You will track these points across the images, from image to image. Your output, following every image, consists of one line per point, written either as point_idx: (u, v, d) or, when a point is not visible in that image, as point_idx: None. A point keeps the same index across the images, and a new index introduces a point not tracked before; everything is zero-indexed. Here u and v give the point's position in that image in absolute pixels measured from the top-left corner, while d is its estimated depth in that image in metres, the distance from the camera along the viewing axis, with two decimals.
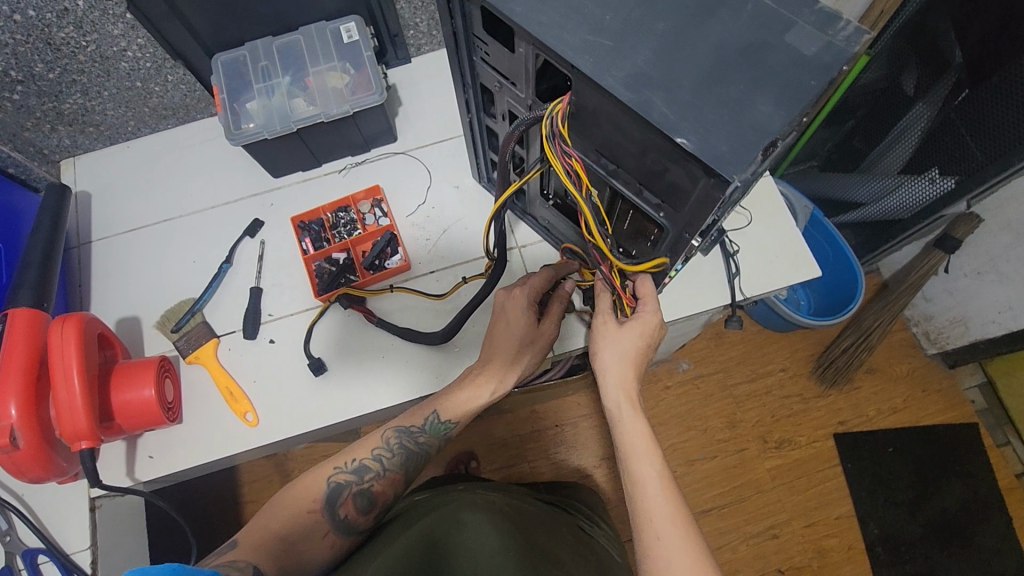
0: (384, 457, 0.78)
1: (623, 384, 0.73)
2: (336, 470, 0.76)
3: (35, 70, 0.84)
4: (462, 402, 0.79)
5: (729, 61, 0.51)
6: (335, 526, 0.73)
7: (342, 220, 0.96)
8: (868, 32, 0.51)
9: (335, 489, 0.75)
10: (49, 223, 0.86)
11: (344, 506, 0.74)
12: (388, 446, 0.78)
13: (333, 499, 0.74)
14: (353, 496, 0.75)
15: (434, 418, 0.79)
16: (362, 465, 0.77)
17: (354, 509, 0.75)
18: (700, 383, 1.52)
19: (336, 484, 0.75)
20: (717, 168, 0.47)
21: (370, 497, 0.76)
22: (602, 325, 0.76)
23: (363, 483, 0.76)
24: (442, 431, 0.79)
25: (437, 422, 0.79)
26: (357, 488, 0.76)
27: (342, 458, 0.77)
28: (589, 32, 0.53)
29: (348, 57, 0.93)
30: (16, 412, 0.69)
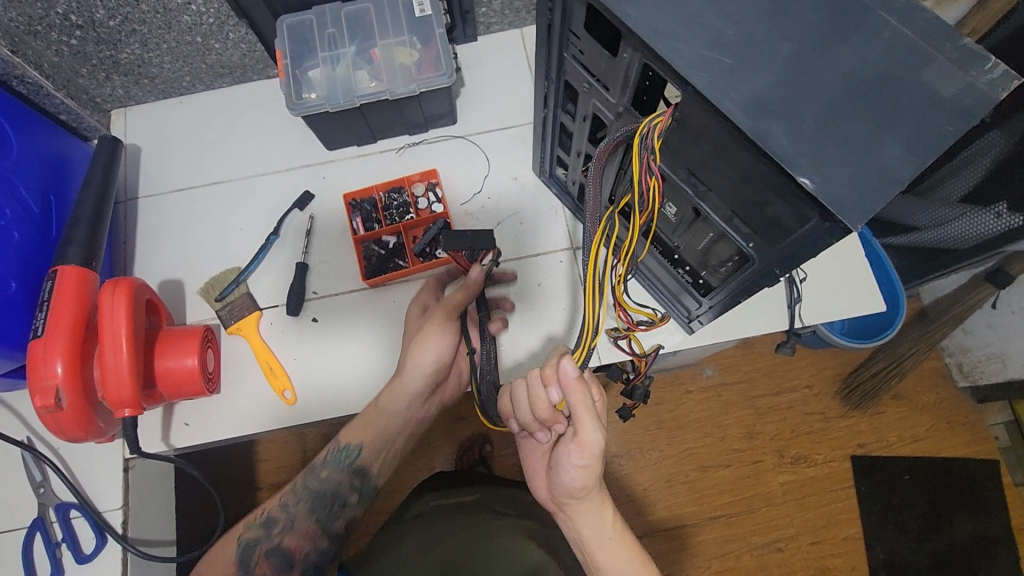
0: (290, 505, 0.82)
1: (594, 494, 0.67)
2: (241, 532, 0.80)
3: (96, 16, 0.82)
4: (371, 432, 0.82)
5: (861, 94, 0.46)
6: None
7: (395, 202, 0.93)
8: (1019, 77, 0.45)
9: (245, 551, 0.78)
10: (101, 177, 0.85)
11: (257, 566, 0.78)
12: (296, 493, 0.82)
13: (245, 561, 0.78)
14: (267, 556, 0.78)
15: (336, 448, 0.83)
16: (269, 519, 0.80)
17: (268, 569, 0.78)
18: (722, 392, 1.38)
19: (246, 545, 0.79)
20: (839, 215, 0.43)
21: (286, 555, 0.79)
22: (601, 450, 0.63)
23: (272, 538, 0.79)
24: (348, 458, 0.83)
25: (339, 451, 0.83)
26: (268, 546, 0.79)
27: (250, 517, 0.81)
28: (707, 46, 0.48)
29: (418, 32, 0.89)
30: (61, 370, 0.68)
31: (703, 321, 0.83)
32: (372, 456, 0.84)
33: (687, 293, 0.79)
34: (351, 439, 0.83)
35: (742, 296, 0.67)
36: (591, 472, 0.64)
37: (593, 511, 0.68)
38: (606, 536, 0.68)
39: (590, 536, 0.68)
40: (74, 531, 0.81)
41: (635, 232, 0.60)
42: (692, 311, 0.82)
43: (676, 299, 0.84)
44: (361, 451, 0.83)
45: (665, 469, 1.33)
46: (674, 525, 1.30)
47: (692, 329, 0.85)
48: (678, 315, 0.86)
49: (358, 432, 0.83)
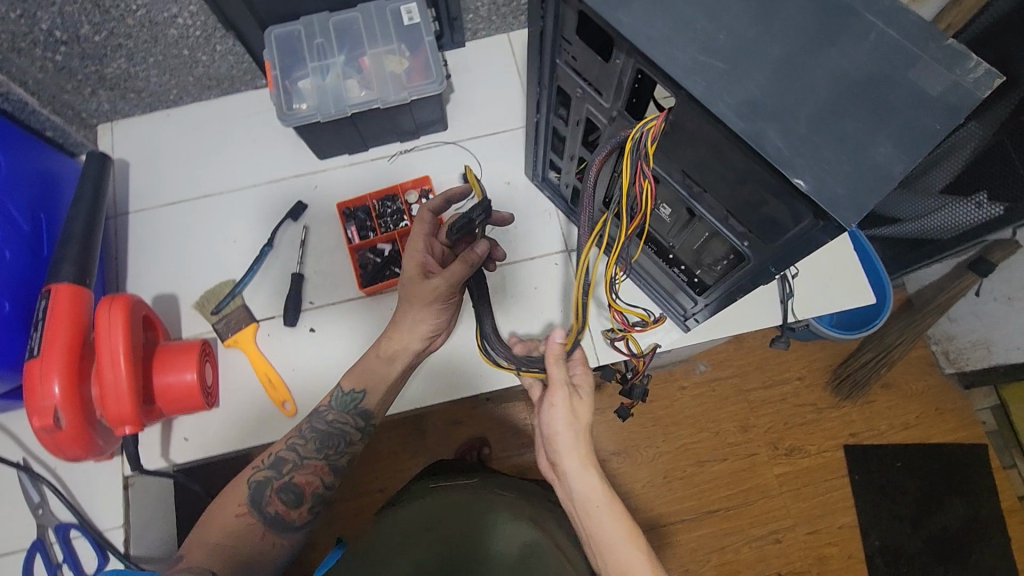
0: (298, 445, 0.75)
1: (569, 450, 0.66)
2: (251, 471, 0.74)
3: (81, 32, 0.81)
4: (366, 373, 0.77)
5: (851, 94, 0.47)
6: (266, 525, 0.72)
7: (389, 210, 0.92)
8: (1000, 75, 0.47)
9: (256, 490, 0.73)
10: (91, 194, 0.84)
11: (270, 505, 0.72)
12: (303, 433, 0.76)
13: (257, 499, 0.72)
14: (279, 492, 0.73)
15: (338, 391, 0.77)
16: (278, 460, 0.75)
17: (282, 505, 0.73)
18: (716, 387, 1.37)
19: (256, 483, 0.73)
20: (833, 213, 0.44)
21: (296, 490, 0.74)
22: (563, 400, 0.66)
23: (283, 477, 0.74)
24: (350, 405, 0.77)
25: (343, 395, 0.77)
26: (279, 483, 0.73)
27: (257, 457, 0.75)
28: (700, 51, 0.49)
29: (406, 40, 0.89)
30: (60, 391, 0.68)
31: (697, 323, 0.85)
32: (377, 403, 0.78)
33: (683, 292, 0.80)
34: (355, 383, 0.77)
35: (737, 294, 0.68)
36: (557, 421, 0.66)
37: (579, 471, 0.65)
38: (591, 502, 0.64)
39: (579, 499, 0.65)
40: (74, 551, 0.80)
41: (624, 235, 0.61)
42: (687, 309, 0.84)
43: (672, 297, 0.85)
44: (365, 394, 0.77)
45: (663, 465, 1.32)
46: (673, 521, 1.29)
47: (688, 328, 0.87)
48: (674, 314, 0.87)
49: (364, 373, 0.77)
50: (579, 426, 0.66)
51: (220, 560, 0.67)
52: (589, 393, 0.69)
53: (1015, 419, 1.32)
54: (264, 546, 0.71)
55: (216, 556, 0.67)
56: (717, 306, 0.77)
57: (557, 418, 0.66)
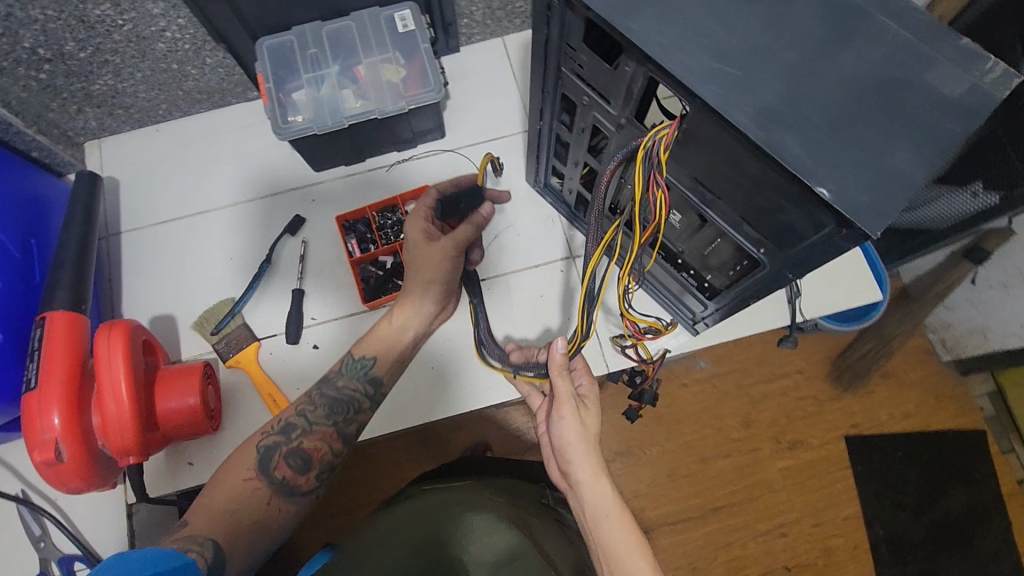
0: (308, 410, 0.71)
1: (580, 459, 0.65)
2: (261, 435, 0.68)
3: (65, 49, 0.78)
4: (378, 342, 0.75)
5: (869, 98, 0.47)
6: (273, 489, 0.66)
7: (389, 221, 0.90)
8: (1018, 75, 0.47)
9: (264, 454, 0.67)
10: (82, 216, 0.82)
11: (278, 469, 0.67)
12: (311, 399, 0.71)
13: (265, 463, 0.66)
14: (286, 456, 0.67)
15: (348, 357, 0.74)
16: (287, 425, 0.69)
17: (292, 470, 0.67)
18: (717, 383, 1.26)
19: (265, 447, 0.68)
20: (856, 222, 0.44)
21: (304, 456, 0.68)
22: (572, 412, 0.66)
23: (292, 442, 0.68)
24: (360, 371, 0.73)
25: (354, 361, 0.74)
26: (288, 448, 0.68)
27: (267, 422, 0.69)
28: (715, 58, 0.48)
29: (401, 47, 0.87)
30: (60, 422, 0.65)
31: (705, 328, 0.85)
32: (388, 368, 0.75)
33: (691, 296, 0.79)
34: (367, 350, 0.75)
35: (750, 299, 0.67)
36: (567, 432, 0.65)
37: (591, 478, 0.65)
38: (602, 512, 0.64)
39: (589, 506, 0.64)
40: None
41: (638, 245, 0.60)
42: (696, 313, 0.83)
43: (679, 301, 0.84)
44: (376, 362, 0.74)
45: (666, 464, 1.22)
46: (675, 521, 1.20)
47: (697, 331, 0.86)
48: (682, 318, 0.86)
49: (376, 341, 0.75)
50: (587, 437, 0.66)
51: (225, 524, 0.61)
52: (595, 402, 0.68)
53: (1012, 404, 1.22)
54: (269, 510, 0.65)
55: (218, 524, 0.61)
56: (728, 310, 0.75)
57: (567, 429, 0.65)
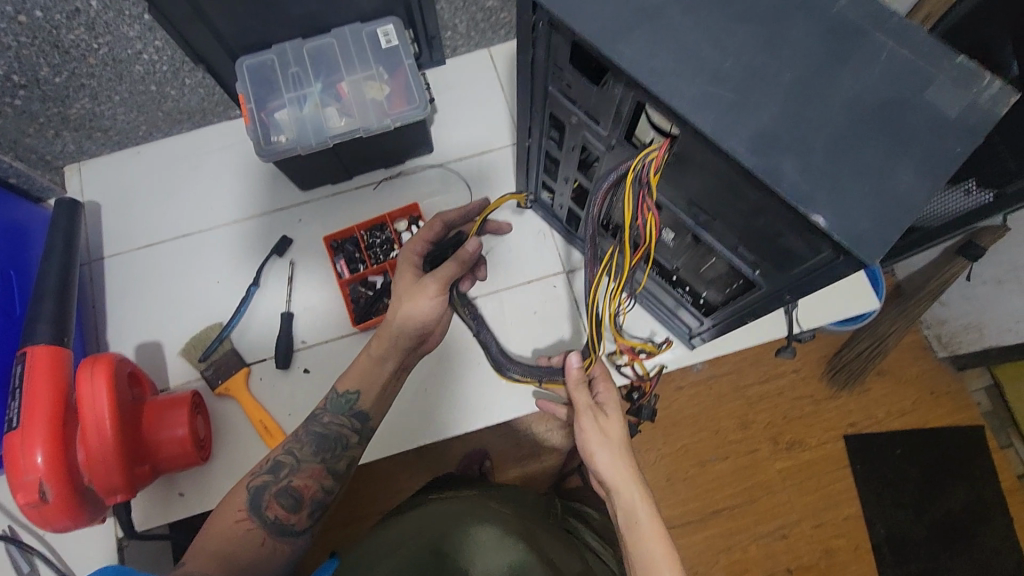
0: (295, 448, 0.69)
1: (608, 468, 0.64)
2: (249, 477, 0.66)
3: (40, 74, 0.76)
4: (360, 372, 0.72)
5: (867, 120, 0.45)
6: (267, 530, 0.64)
7: (378, 240, 0.89)
8: (1017, 91, 0.45)
9: (256, 493, 0.65)
10: (62, 244, 0.80)
11: (270, 509, 0.65)
12: (298, 436, 0.70)
13: (257, 502, 0.64)
14: (278, 496, 0.66)
15: (333, 394, 0.71)
16: (276, 464, 0.68)
17: (282, 510, 0.65)
18: (714, 386, 1.23)
19: (256, 487, 0.65)
20: (856, 250, 0.42)
21: (295, 494, 0.66)
22: (588, 423, 0.65)
23: (281, 481, 0.66)
24: (345, 406, 0.71)
25: (338, 397, 0.71)
26: (278, 487, 0.66)
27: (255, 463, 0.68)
28: (707, 82, 0.46)
29: (384, 62, 0.85)
30: (43, 461, 0.63)
31: (700, 342, 0.83)
32: (374, 403, 0.72)
33: (686, 310, 0.78)
34: (351, 383, 0.71)
35: (746, 317, 0.66)
36: (590, 443, 0.64)
37: (623, 485, 0.63)
38: (631, 521, 0.61)
39: (623, 513, 0.62)
40: None
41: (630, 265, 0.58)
42: (693, 328, 0.82)
43: (675, 315, 0.83)
44: (361, 394, 0.71)
45: (665, 467, 1.19)
46: (675, 525, 1.17)
47: (693, 345, 0.85)
48: (678, 332, 0.85)
49: (357, 373, 0.71)
50: (612, 445, 0.65)
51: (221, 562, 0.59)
52: (616, 411, 0.68)
53: (1010, 398, 1.19)
54: (263, 549, 0.63)
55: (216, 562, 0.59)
56: (724, 326, 0.74)
57: (591, 437, 0.65)
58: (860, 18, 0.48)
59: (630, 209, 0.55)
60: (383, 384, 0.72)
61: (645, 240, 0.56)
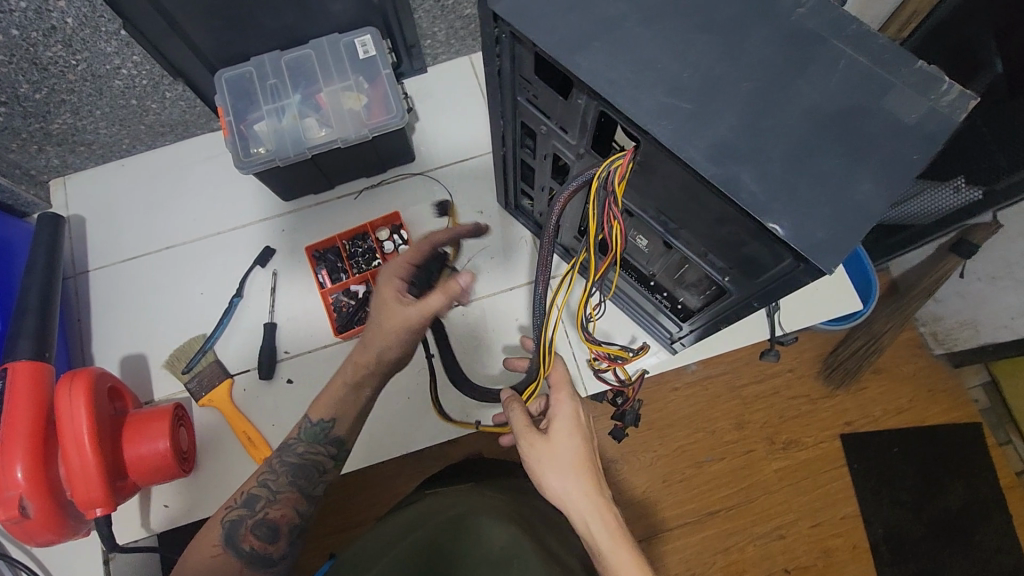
0: (270, 480, 0.69)
1: (558, 492, 0.59)
2: (224, 510, 0.67)
3: (20, 91, 0.77)
4: (331, 399, 0.71)
5: (825, 128, 0.45)
6: (244, 562, 0.65)
7: (360, 249, 0.89)
8: (975, 96, 0.46)
9: (231, 528, 0.66)
10: (44, 259, 0.80)
11: (246, 540, 0.66)
12: (273, 467, 0.69)
13: (231, 536, 0.65)
14: (253, 527, 0.66)
15: (306, 422, 0.71)
16: (251, 497, 0.67)
17: (259, 541, 0.66)
18: (709, 386, 1.19)
19: (231, 521, 0.66)
20: (814, 259, 0.42)
21: (272, 525, 0.67)
22: (528, 447, 0.61)
23: (257, 513, 0.67)
24: (319, 435, 0.70)
25: (312, 425, 0.70)
26: (253, 519, 0.66)
27: (229, 495, 0.68)
28: (666, 92, 0.46)
29: (362, 72, 0.86)
30: (22, 475, 0.64)
31: (682, 347, 0.84)
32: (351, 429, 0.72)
33: (665, 316, 0.78)
34: (325, 410, 0.71)
35: (720, 322, 0.66)
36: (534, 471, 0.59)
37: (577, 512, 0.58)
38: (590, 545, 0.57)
39: (586, 540, 0.58)
40: None
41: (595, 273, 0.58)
42: (673, 333, 0.82)
43: (655, 320, 0.83)
44: (336, 422, 0.71)
45: (661, 468, 1.16)
46: (673, 527, 1.14)
47: (675, 350, 0.85)
48: (660, 337, 0.85)
49: (331, 400, 0.71)
50: (560, 466, 0.59)
51: None
52: (566, 424, 0.61)
53: (1008, 395, 1.17)
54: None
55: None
56: (701, 331, 0.75)
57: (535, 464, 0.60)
58: (820, 26, 0.48)
59: (597, 217, 0.55)
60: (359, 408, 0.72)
61: (613, 248, 0.56)
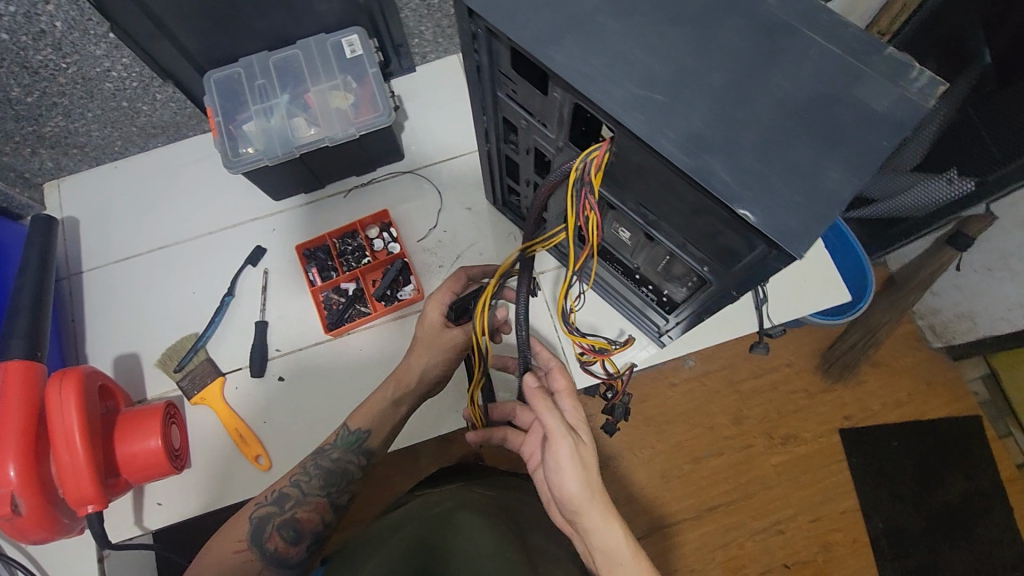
0: (303, 481, 0.70)
1: (585, 499, 0.58)
2: (254, 506, 0.68)
3: (12, 95, 0.78)
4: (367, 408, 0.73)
5: (795, 117, 0.46)
6: (265, 563, 0.66)
7: (350, 247, 0.90)
8: (943, 83, 0.46)
9: (257, 526, 0.67)
10: (37, 261, 0.81)
11: (270, 540, 0.67)
12: (307, 470, 0.71)
13: (258, 534, 0.66)
14: (279, 528, 0.67)
15: (343, 430, 0.72)
16: (281, 495, 0.69)
17: (282, 541, 0.67)
18: (707, 382, 1.20)
19: (257, 519, 0.67)
20: (785, 245, 0.43)
21: (296, 527, 0.68)
22: (564, 445, 0.58)
23: (285, 512, 0.68)
24: (356, 444, 0.72)
25: (349, 433, 0.72)
26: (281, 519, 0.68)
27: (260, 492, 0.69)
28: (638, 84, 0.47)
29: (350, 72, 0.86)
30: (15, 474, 0.65)
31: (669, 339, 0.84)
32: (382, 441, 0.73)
33: (652, 309, 0.79)
34: (361, 421, 0.73)
35: (704, 312, 0.66)
36: (565, 477, 0.58)
37: (601, 521, 0.58)
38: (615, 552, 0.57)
39: (601, 556, 0.58)
40: None
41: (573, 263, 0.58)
42: (661, 326, 0.82)
43: (642, 314, 0.83)
44: (371, 434, 0.72)
45: (659, 465, 1.16)
46: (673, 523, 1.14)
47: (663, 343, 0.85)
48: (647, 330, 0.85)
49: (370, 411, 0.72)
50: (587, 471, 0.59)
51: None
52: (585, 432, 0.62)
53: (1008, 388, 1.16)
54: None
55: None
56: (687, 322, 0.75)
57: (568, 466, 0.58)
58: (790, 16, 0.48)
59: (574, 207, 0.55)
60: (390, 420, 0.74)
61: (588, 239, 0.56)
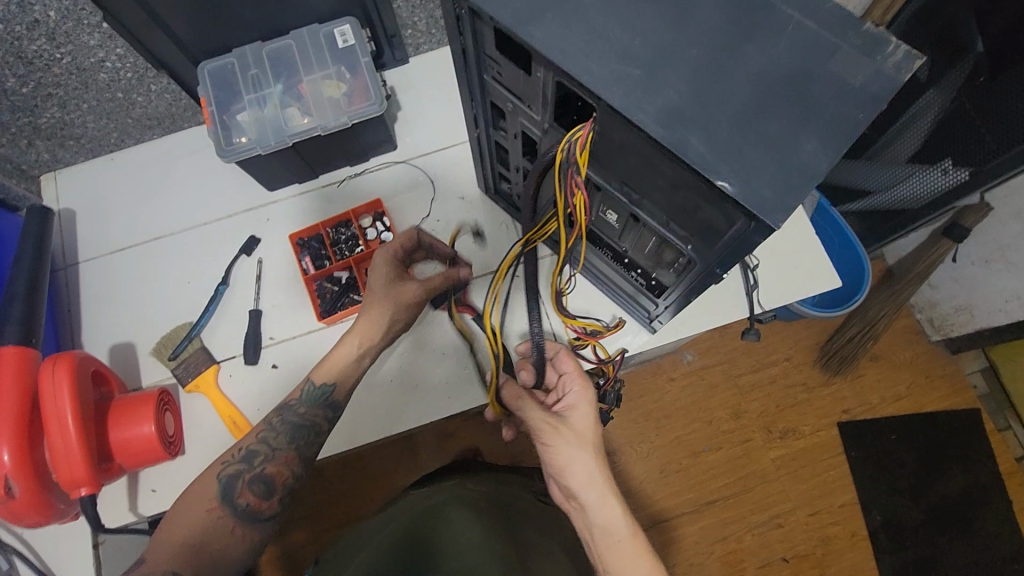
0: (270, 437, 0.71)
1: (581, 477, 0.60)
2: (223, 465, 0.68)
3: (7, 85, 0.79)
4: (331, 363, 0.74)
5: (773, 91, 0.46)
6: (237, 518, 0.67)
7: (343, 236, 0.90)
8: (920, 57, 0.46)
9: (227, 483, 0.67)
10: (33, 249, 0.82)
11: (242, 497, 0.67)
12: (272, 425, 0.71)
13: (228, 491, 0.67)
14: (250, 484, 0.68)
15: (309, 386, 0.73)
16: (250, 452, 0.70)
17: (255, 497, 0.68)
18: (705, 376, 1.20)
19: (227, 477, 0.68)
20: (762, 216, 0.43)
21: (267, 481, 0.69)
22: (552, 432, 0.61)
23: (255, 468, 0.69)
24: (321, 398, 0.73)
25: (314, 389, 0.73)
26: (251, 475, 0.68)
27: (228, 450, 0.70)
28: (617, 60, 0.47)
29: (342, 62, 0.87)
30: (9, 458, 0.65)
31: (659, 325, 0.84)
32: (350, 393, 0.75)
33: (643, 294, 0.79)
34: (326, 375, 0.73)
35: (693, 293, 0.66)
36: (561, 455, 0.60)
37: (596, 498, 0.60)
38: (609, 528, 0.59)
39: (598, 532, 0.59)
40: None
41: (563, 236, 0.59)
42: (651, 312, 0.82)
43: (633, 300, 0.83)
44: (336, 387, 0.73)
45: (658, 459, 1.16)
46: (672, 517, 1.13)
47: (654, 329, 0.85)
48: (639, 316, 0.85)
49: (333, 366, 0.74)
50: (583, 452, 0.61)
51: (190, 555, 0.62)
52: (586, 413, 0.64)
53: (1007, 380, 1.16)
54: (234, 538, 0.66)
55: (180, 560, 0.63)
56: (676, 305, 0.75)
57: (558, 450, 0.61)
58: None
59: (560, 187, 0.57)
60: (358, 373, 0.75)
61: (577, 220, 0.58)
